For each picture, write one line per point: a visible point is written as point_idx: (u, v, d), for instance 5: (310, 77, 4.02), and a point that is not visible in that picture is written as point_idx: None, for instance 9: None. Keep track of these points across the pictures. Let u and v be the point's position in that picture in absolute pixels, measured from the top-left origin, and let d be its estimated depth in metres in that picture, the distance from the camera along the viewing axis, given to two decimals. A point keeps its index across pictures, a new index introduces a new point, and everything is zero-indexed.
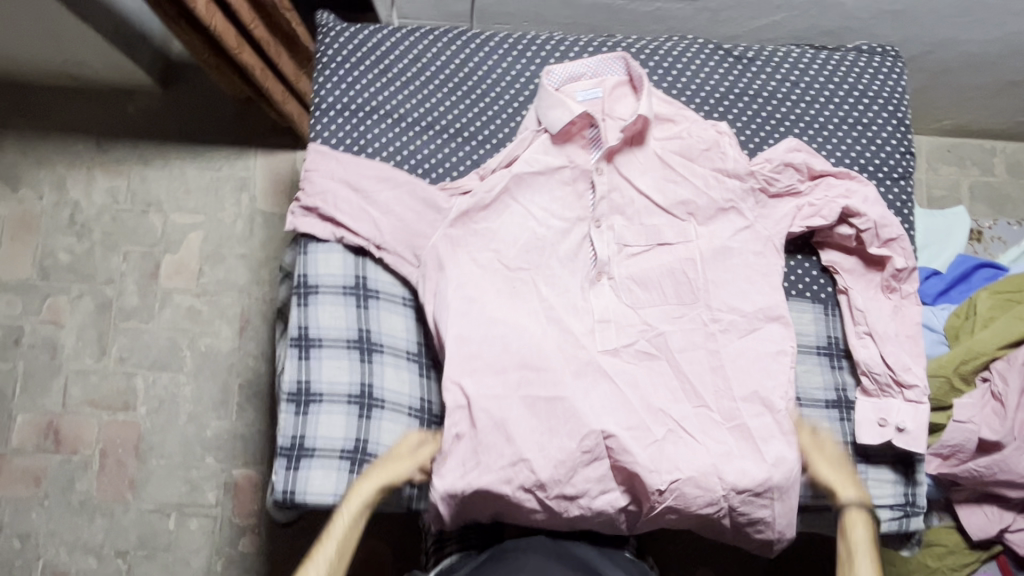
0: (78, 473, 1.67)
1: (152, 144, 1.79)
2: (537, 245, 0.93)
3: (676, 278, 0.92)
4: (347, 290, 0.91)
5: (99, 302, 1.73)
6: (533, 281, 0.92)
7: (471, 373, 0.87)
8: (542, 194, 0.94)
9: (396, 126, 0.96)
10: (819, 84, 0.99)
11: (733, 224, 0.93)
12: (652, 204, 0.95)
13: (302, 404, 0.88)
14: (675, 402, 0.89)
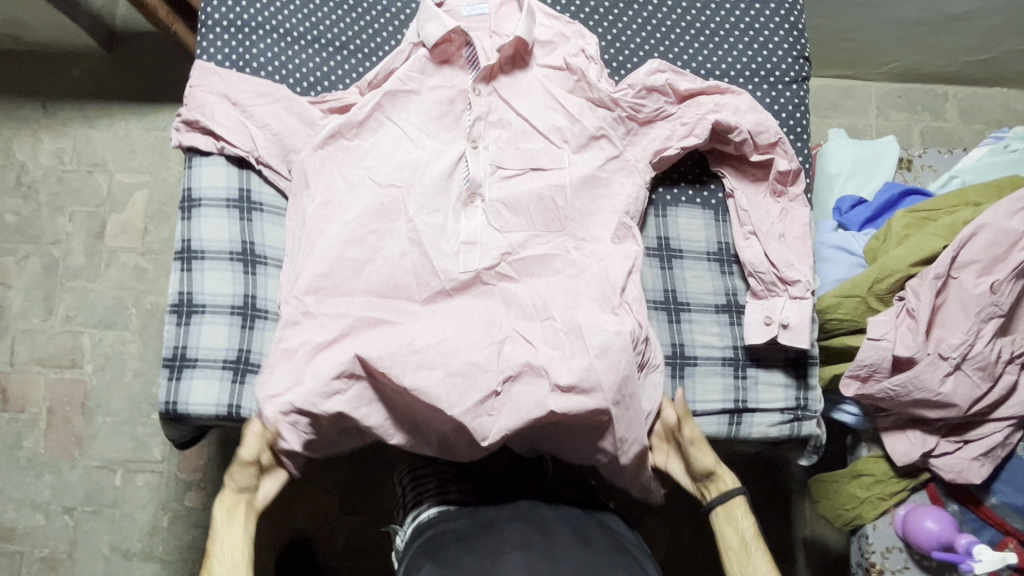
0: (26, 431, 1.68)
1: (97, 105, 1.80)
2: (411, 165, 0.93)
3: (544, 206, 0.95)
4: (230, 205, 0.93)
5: (46, 263, 1.74)
6: (405, 195, 0.92)
7: (328, 304, 0.89)
8: (421, 110, 0.96)
9: (282, 41, 0.98)
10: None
11: (603, 153, 0.97)
12: (530, 128, 0.98)
13: (183, 315, 0.89)
14: (546, 322, 0.91)
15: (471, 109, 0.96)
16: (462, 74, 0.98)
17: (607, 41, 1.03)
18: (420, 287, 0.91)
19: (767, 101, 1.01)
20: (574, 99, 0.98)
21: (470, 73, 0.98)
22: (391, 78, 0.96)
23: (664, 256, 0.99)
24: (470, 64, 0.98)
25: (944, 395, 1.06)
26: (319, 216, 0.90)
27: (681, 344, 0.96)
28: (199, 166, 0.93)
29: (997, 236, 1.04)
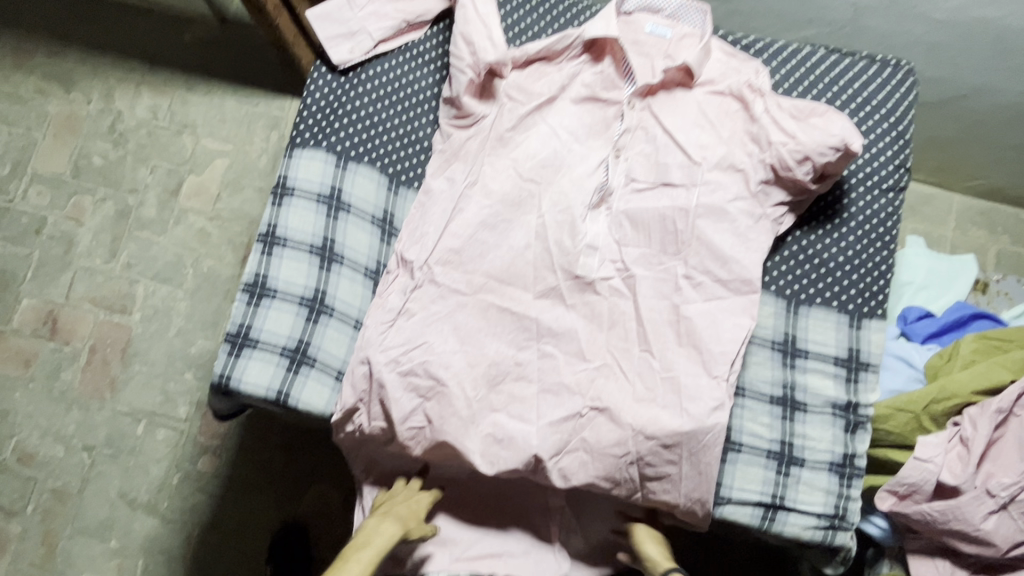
0: (65, 363, 1.74)
1: (200, 72, 1.88)
2: (551, 163, 0.93)
3: (665, 226, 0.89)
4: (320, 199, 0.93)
5: (119, 208, 1.81)
6: (542, 192, 0.93)
7: (445, 264, 0.90)
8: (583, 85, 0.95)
9: (381, 122, 0.95)
10: (816, 78, 1.01)
11: (735, 189, 0.86)
12: (673, 143, 0.91)
13: (255, 296, 0.91)
14: (644, 405, 0.84)
15: (621, 120, 0.94)
16: (618, 82, 0.94)
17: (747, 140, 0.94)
18: (482, 331, 0.89)
19: (861, 204, 0.98)
20: (733, 132, 0.89)
21: (626, 85, 0.94)
22: (529, 95, 0.94)
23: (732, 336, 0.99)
24: (626, 73, 0.94)
25: (983, 532, 1.01)
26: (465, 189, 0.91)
27: (731, 427, 0.95)
28: (300, 158, 0.94)
29: None
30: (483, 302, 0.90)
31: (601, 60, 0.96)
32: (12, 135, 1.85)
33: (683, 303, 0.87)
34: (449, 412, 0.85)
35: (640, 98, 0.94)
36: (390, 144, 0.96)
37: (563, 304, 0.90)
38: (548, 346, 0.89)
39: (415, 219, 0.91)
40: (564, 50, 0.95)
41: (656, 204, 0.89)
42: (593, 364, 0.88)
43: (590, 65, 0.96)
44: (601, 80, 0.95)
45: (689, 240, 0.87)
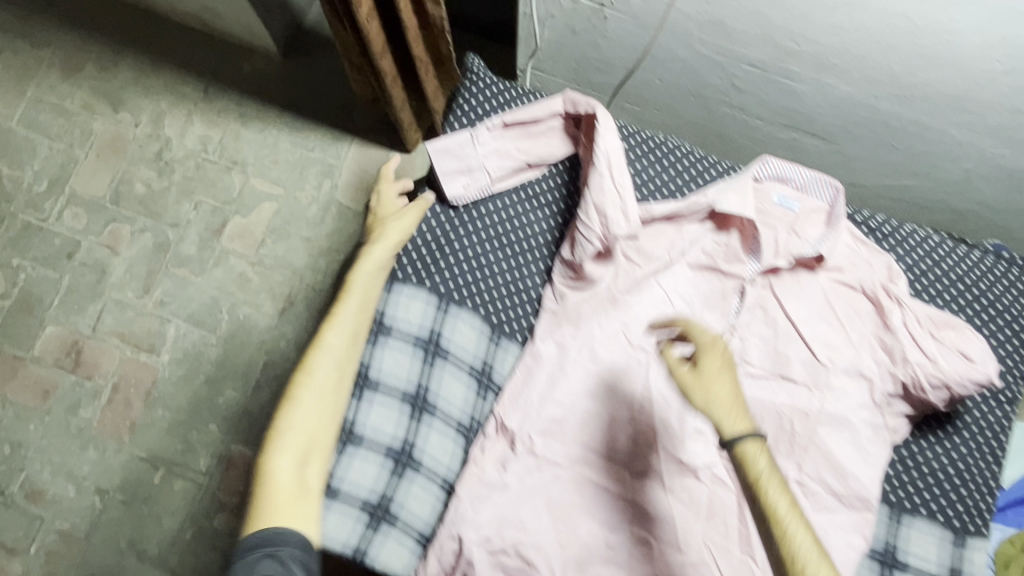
0: (85, 399, 1.67)
1: (254, 107, 1.81)
2: (659, 332, 0.94)
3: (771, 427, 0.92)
4: (417, 344, 0.91)
5: (157, 242, 1.74)
6: (649, 364, 0.95)
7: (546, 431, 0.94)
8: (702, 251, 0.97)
9: (490, 270, 0.96)
10: (943, 267, 1.00)
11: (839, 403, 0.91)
12: (793, 331, 0.94)
13: (340, 442, 0.88)
14: None
15: (740, 295, 0.95)
16: (742, 256, 0.95)
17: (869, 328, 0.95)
18: (580, 508, 0.92)
19: (975, 411, 0.97)
20: (846, 333, 0.92)
21: (750, 261, 0.95)
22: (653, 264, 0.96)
23: None
24: (752, 250, 0.95)
25: None
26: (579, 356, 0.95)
27: None
28: (398, 295, 0.92)
29: None
30: (582, 474, 0.93)
31: (726, 231, 0.95)
32: (51, 150, 1.77)
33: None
34: None
35: (761, 276, 0.95)
36: (494, 294, 0.96)
37: (661, 476, 0.92)
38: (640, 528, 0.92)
39: (518, 386, 0.94)
40: (691, 214, 0.94)
41: (773, 396, 0.93)
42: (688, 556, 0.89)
43: (712, 232, 0.96)
44: (726, 253, 0.96)
45: (805, 442, 0.92)
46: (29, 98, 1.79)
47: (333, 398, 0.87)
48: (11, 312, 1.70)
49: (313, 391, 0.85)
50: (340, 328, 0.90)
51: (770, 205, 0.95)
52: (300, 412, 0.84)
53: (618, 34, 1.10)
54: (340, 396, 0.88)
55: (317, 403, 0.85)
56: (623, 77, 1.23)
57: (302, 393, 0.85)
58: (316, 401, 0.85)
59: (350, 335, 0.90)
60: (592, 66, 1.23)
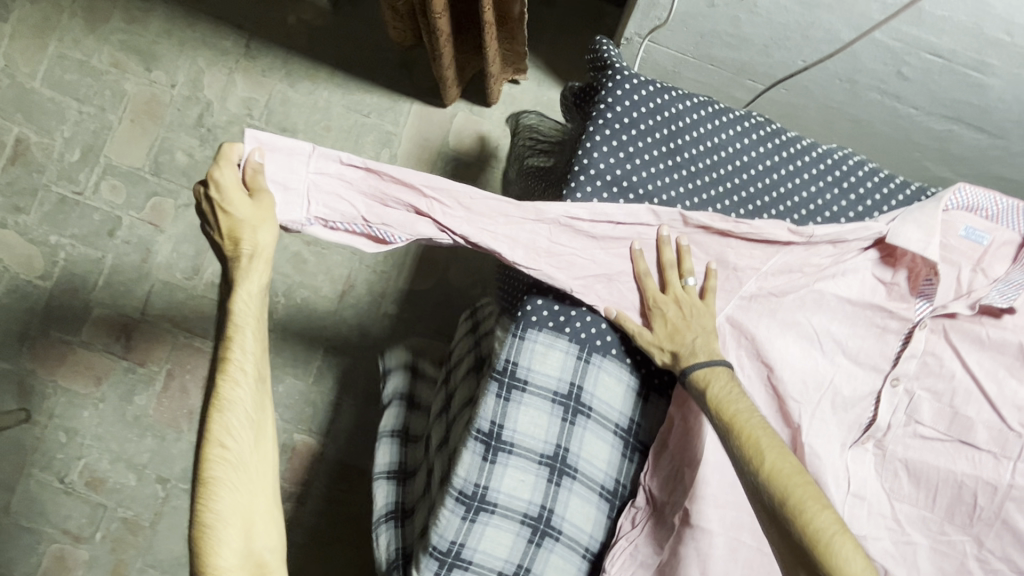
0: (139, 386, 1.59)
1: (301, 65, 1.62)
2: (817, 379, 0.77)
3: (960, 496, 0.75)
4: (555, 398, 0.77)
5: None
6: (804, 413, 0.77)
7: (712, 503, 0.73)
8: (863, 286, 0.78)
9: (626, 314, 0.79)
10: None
11: None
12: (976, 389, 0.76)
13: (470, 511, 0.76)
14: None
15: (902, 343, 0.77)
16: (909, 297, 0.77)
17: None
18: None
19: None
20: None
21: (918, 303, 0.77)
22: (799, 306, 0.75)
23: None
24: (924, 291, 0.76)
25: None
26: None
27: None
28: (535, 343, 0.76)
29: None
30: (736, 541, 0.75)
31: (892, 267, 0.78)
32: (82, 115, 1.61)
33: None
34: None
35: (933, 319, 0.78)
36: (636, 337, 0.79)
37: None
38: None
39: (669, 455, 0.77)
40: (854, 243, 0.77)
41: (951, 465, 0.76)
42: None
43: (876, 265, 0.79)
44: (886, 292, 0.78)
45: (988, 518, 0.74)
46: (52, 53, 1.61)
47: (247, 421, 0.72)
48: (53, 294, 1.60)
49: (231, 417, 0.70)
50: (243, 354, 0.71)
51: (956, 233, 0.78)
52: (226, 467, 0.69)
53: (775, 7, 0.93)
54: (267, 421, 0.74)
55: (246, 437, 0.71)
56: (756, 55, 1.06)
57: (223, 438, 0.70)
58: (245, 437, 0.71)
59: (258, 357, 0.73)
60: (726, 39, 1.05)
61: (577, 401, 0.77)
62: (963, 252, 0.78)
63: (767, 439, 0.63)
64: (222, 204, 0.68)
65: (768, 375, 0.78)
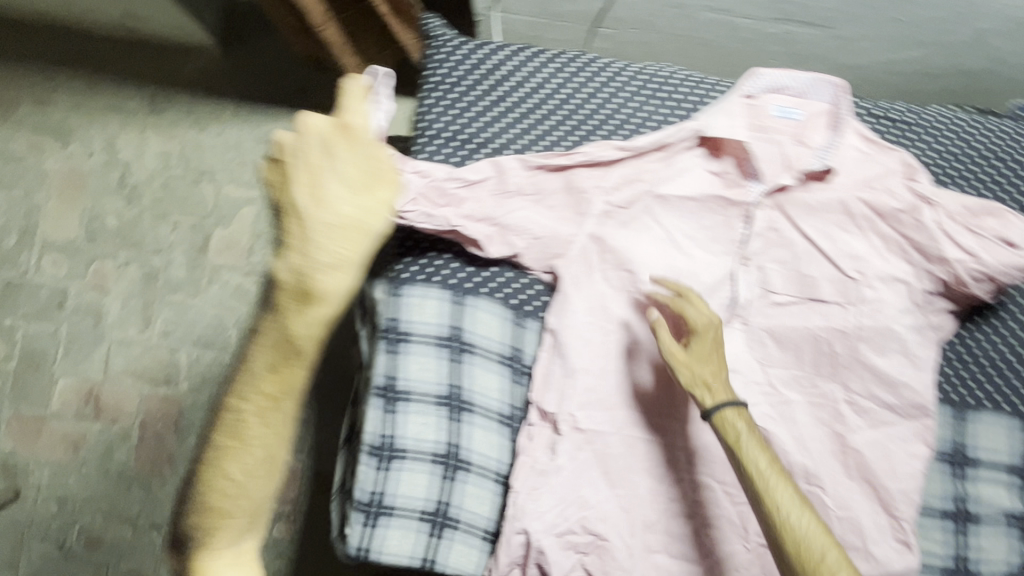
0: (117, 443, 1.65)
1: (206, 108, 1.70)
2: (675, 273, 0.84)
3: (819, 347, 0.81)
4: (439, 342, 0.83)
5: (145, 272, 1.68)
6: (669, 307, 0.83)
7: (586, 406, 0.81)
8: (699, 181, 0.84)
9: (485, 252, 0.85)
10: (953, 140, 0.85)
11: (900, 301, 0.79)
12: (816, 250, 0.82)
13: (383, 460, 0.82)
14: None
15: (748, 224, 0.84)
16: (742, 182, 0.84)
17: None
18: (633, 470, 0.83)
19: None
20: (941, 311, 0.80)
21: (751, 184, 0.84)
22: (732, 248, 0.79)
23: (953, 463, 0.85)
24: (751, 173, 0.84)
25: None
26: (589, 318, 0.82)
27: (965, 558, 0.84)
28: (409, 295, 0.83)
29: None
30: (629, 437, 0.83)
31: (719, 157, 0.85)
32: (11, 201, 1.69)
33: (847, 433, 0.79)
34: (614, 566, 0.81)
35: (770, 197, 0.84)
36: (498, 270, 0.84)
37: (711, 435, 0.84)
38: (702, 477, 0.83)
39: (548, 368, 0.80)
40: (678, 142, 0.83)
41: (807, 322, 0.81)
42: None
43: (705, 159, 0.84)
44: (722, 182, 0.84)
45: (848, 363, 0.80)
46: None
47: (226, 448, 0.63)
48: (18, 373, 1.66)
49: (247, 453, 0.62)
50: None
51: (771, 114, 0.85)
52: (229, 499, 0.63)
53: None
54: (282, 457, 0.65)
55: (257, 478, 0.63)
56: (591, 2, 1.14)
57: (225, 473, 0.62)
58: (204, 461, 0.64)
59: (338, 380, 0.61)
60: None
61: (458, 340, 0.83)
62: (782, 132, 0.85)
63: (763, 463, 0.73)
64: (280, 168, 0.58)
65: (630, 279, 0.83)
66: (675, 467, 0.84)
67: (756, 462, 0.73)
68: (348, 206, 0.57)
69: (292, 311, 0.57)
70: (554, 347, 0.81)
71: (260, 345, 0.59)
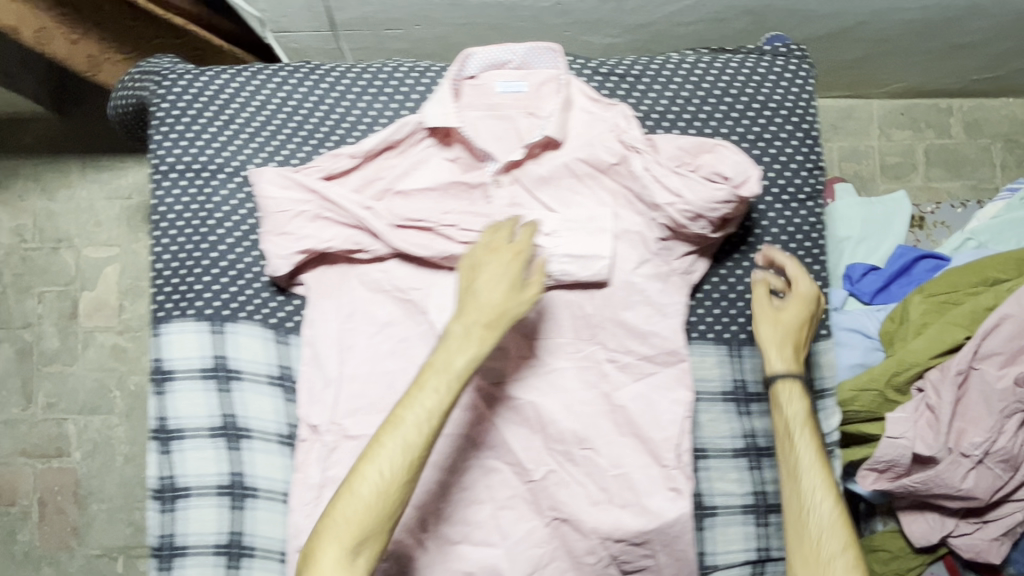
0: (19, 524, 1.57)
1: (54, 170, 1.60)
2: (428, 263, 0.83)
3: (572, 312, 0.80)
4: (206, 374, 0.83)
5: (18, 348, 1.59)
6: (425, 296, 0.83)
7: (353, 413, 0.79)
8: (435, 169, 0.84)
9: (235, 278, 0.83)
10: (691, 84, 0.86)
11: (638, 253, 0.80)
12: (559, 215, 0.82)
13: (167, 502, 0.82)
14: (601, 510, 0.78)
15: (491, 202, 0.83)
16: (478, 162, 0.84)
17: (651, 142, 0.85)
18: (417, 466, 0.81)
19: (781, 223, 0.86)
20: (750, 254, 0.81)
21: (489, 163, 0.83)
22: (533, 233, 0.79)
23: (738, 401, 0.85)
24: (482, 151, 0.83)
25: (965, 491, 1.03)
26: (344, 325, 0.81)
27: (764, 492, 0.84)
28: (170, 333, 0.83)
29: (1020, 328, 1.00)
30: None
31: (450, 144, 0.84)
32: None
33: (613, 391, 0.79)
34: (411, 563, 0.81)
35: (505, 172, 0.83)
36: (251, 291, 0.84)
37: (490, 418, 0.81)
38: (489, 460, 0.82)
39: (309, 381, 0.80)
40: (405, 135, 0.82)
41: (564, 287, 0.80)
42: (536, 479, 0.80)
43: (436, 146, 0.84)
44: (458, 166, 0.84)
45: (603, 322, 0.80)
46: None
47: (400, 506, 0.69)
48: None
49: (374, 474, 0.67)
50: (400, 434, 0.68)
51: (500, 88, 0.85)
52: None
53: None
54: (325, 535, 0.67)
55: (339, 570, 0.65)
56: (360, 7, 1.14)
57: (349, 543, 0.66)
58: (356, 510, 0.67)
59: (425, 441, 0.69)
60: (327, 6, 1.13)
61: (224, 369, 0.83)
62: (512, 106, 0.85)
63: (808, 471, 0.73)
64: (491, 239, 0.76)
65: (385, 276, 0.83)
66: (456, 456, 0.81)
67: (800, 465, 0.74)
68: (458, 328, 0.71)
69: (451, 349, 0.71)
70: (313, 359, 0.81)
71: (439, 402, 0.70)
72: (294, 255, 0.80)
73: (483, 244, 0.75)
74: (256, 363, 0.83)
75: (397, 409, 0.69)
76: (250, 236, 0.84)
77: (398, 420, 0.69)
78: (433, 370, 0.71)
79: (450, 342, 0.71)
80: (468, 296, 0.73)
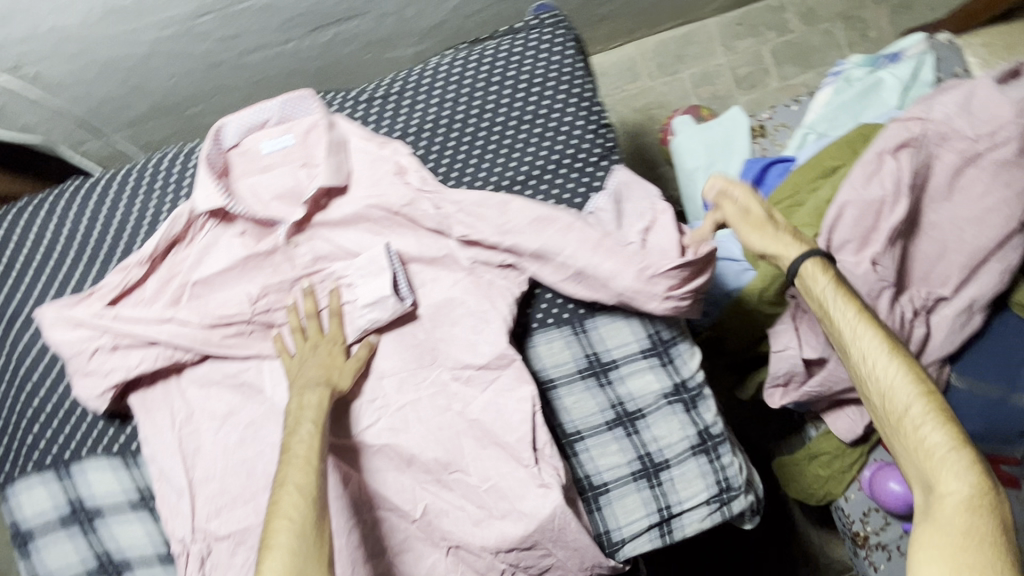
0: None
1: None
2: (248, 344, 0.81)
3: (408, 342, 0.82)
4: (65, 522, 0.80)
5: None
6: (262, 371, 0.81)
7: (218, 514, 0.77)
8: (228, 249, 0.82)
9: (63, 418, 0.82)
10: (455, 84, 0.87)
11: (453, 275, 0.82)
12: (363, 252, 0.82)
13: None
14: (485, 528, 0.77)
15: (295, 264, 0.82)
16: (267, 229, 0.82)
17: (434, 153, 0.85)
18: None
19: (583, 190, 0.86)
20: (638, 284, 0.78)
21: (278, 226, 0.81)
22: (342, 288, 0.82)
23: (597, 374, 0.85)
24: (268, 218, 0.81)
25: None
26: (183, 432, 0.79)
27: (648, 453, 0.84)
28: (18, 492, 0.81)
29: (863, 209, 0.96)
30: None
31: (233, 221, 0.82)
32: None
33: (465, 408, 0.80)
34: None
35: (297, 231, 0.82)
36: (87, 425, 0.82)
37: (357, 471, 0.81)
38: (380, 512, 0.80)
39: (166, 497, 0.78)
40: (185, 228, 0.80)
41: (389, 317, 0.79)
42: (421, 516, 0.79)
43: (221, 227, 0.82)
44: (251, 238, 0.82)
45: (435, 346, 0.81)
46: None
47: (324, 548, 0.63)
48: None
49: (278, 544, 0.61)
50: (291, 488, 0.65)
51: (266, 148, 0.83)
52: None
53: (66, 72, 0.97)
54: None
55: None
56: (142, 101, 1.10)
57: None
58: (282, 561, 0.60)
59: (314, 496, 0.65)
60: (107, 111, 1.10)
61: (81, 510, 0.80)
62: (286, 163, 0.84)
63: (898, 384, 0.74)
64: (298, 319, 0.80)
65: (216, 367, 0.81)
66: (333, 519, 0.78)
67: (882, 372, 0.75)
68: (295, 399, 0.74)
69: (301, 405, 0.73)
70: (162, 475, 0.79)
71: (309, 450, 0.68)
72: (107, 392, 0.77)
73: (293, 317, 0.79)
74: (113, 493, 0.81)
75: (278, 469, 0.67)
76: (63, 376, 0.82)
77: (282, 480, 0.66)
78: (299, 425, 0.70)
79: (299, 408, 0.72)
80: (294, 369, 0.77)
